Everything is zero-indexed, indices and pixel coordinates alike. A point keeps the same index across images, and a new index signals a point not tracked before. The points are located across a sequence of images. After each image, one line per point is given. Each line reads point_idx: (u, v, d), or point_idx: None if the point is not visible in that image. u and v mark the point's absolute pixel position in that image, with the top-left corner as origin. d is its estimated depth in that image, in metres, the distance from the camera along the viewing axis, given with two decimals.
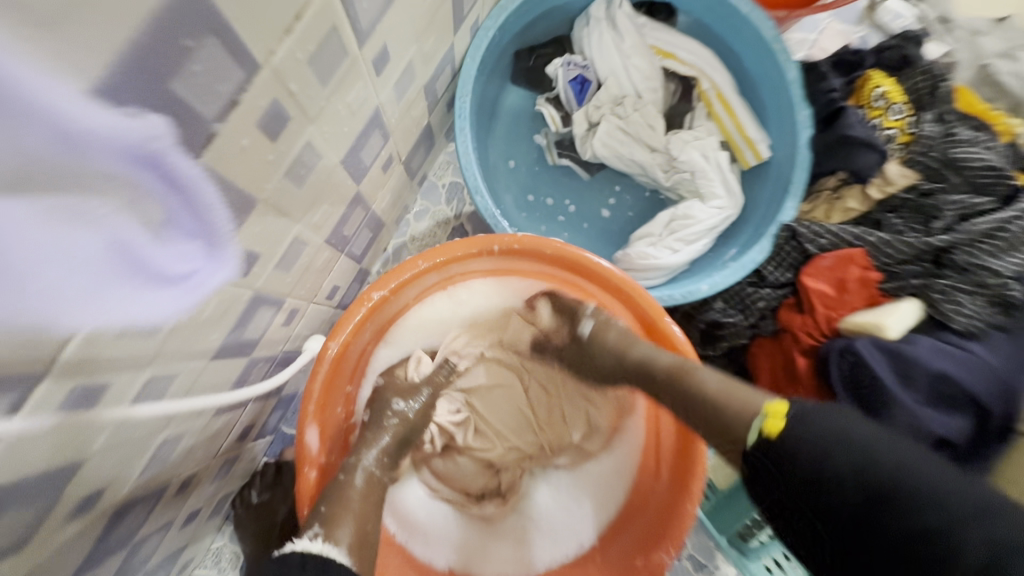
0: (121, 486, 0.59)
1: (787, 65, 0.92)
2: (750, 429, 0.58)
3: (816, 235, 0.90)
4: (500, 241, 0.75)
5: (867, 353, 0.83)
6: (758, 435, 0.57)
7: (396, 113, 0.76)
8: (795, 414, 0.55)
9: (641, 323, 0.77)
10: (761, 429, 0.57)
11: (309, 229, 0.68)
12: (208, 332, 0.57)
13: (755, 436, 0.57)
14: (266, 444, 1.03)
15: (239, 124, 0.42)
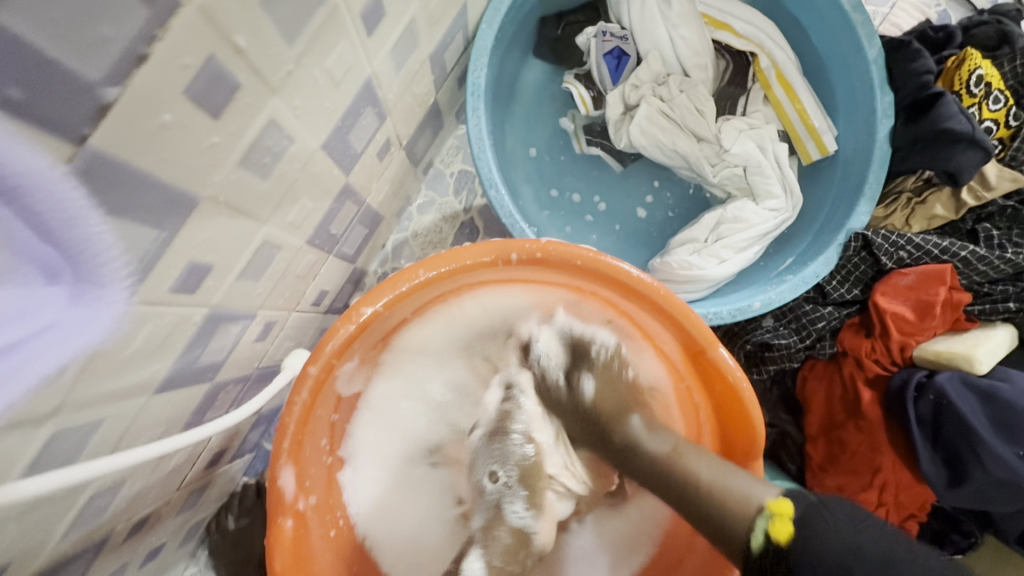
0: (38, 551, 0.47)
1: (867, 40, 0.75)
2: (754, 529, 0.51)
3: (896, 247, 0.75)
4: (519, 248, 0.60)
5: (955, 393, 0.69)
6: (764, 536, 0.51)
7: (395, 87, 0.61)
8: (801, 517, 0.50)
9: (688, 351, 0.62)
10: (767, 532, 0.51)
11: (284, 229, 0.55)
12: (144, 366, 0.44)
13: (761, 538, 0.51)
14: (245, 462, 0.90)
15: (150, 92, 0.29)
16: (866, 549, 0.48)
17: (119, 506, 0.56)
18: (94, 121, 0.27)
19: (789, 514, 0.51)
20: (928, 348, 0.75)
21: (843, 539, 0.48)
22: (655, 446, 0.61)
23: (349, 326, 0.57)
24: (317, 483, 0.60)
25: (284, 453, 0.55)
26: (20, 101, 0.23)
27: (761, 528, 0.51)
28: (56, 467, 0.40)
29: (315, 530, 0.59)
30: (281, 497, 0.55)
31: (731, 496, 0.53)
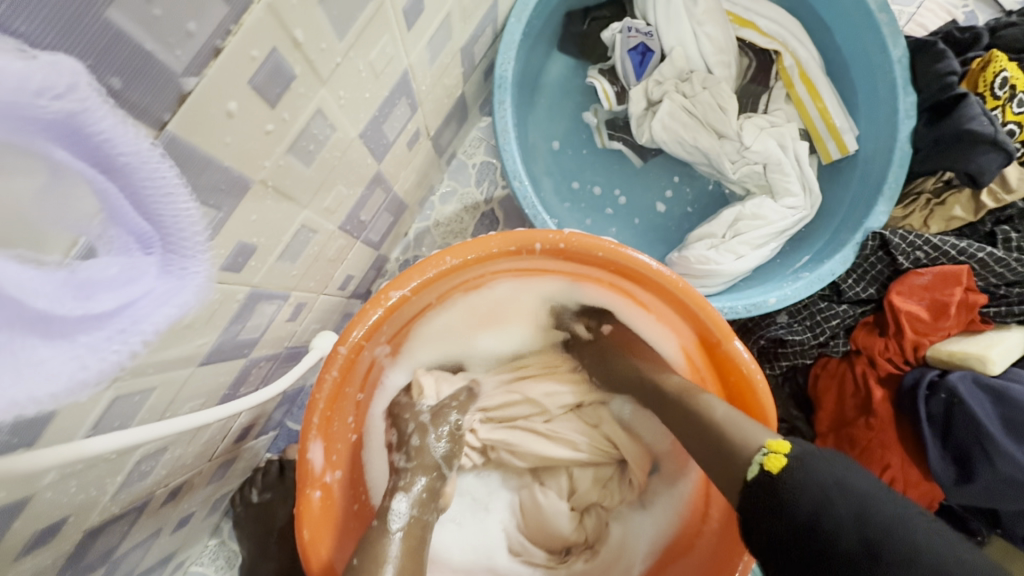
0: (89, 508, 0.50)
1: (892, 41, 0.76)
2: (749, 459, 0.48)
3: (913, 247, 0.76)
4: (543, 239, 0.62)
5: (967, 393, 0.70)
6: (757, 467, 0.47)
7: (427, 79, 0.63)
8: (799, 454, 0.46)
9: (704, 342, 0.64)
10: (761, 463, 0.47)
11: (320, 214, 0.57)
12: (193, 339, 0.47)
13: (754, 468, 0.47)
14: (269, 440, 0.93)
15: (221, 82, 0.31)
16: (854, 486, 0.42)
17: (159, 472, 0.59)
18: (174, 108, 0.29)
19: (785, 451, 0.47)
20: (941, 348, 0.76)
21: (840, 475, 0.43)
22: (676, 382, 0.61)
23: (378, 309, 0.59)
24: (343, 458, 0.62)
25: (313, 427, 0.58)
26: (117, 89, 0.26)
27: (756, 463, 0.47)
28: (114, 428, 0.44)
29: (340, 503, 0.61)
30: (310, 468, 0.57)
31: (726, 436, 0.51)
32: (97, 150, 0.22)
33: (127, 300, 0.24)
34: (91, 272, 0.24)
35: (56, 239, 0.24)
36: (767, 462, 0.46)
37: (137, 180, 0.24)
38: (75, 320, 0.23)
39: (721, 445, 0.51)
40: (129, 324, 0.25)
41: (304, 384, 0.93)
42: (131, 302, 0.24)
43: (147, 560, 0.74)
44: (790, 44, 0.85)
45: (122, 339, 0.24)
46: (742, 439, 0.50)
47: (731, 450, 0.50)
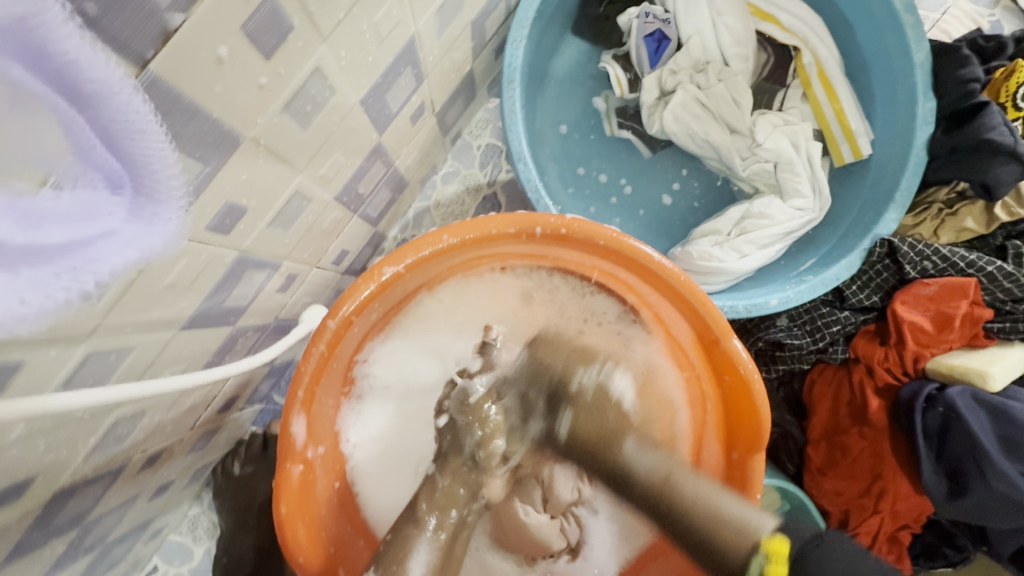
0: (59, 469, 0.49)
1: (915, 44, 0.73)
2: (747, 563, 0.46)
3: (921, 257, 0.74)
4: (544, 223, 0.61)
5: (965, 408, 0.69)
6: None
7: (434, 51, 0.61)
8: None
9: (702, 338, 0.62)
10: (760, 571, 0.45)
11: (315, 182, 0.55)
12: (175, 299, 0.45)
13: (752, 575, 0.45)
14: (254, 412, 0.91)
15: (210, 21, 0.29)
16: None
17: (136, 437, 0.58)
18: (158, 44, 0.27)
19: (784, 554, 0.45)
20: (941, 361, 0.75)
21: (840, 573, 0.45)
22: (648, 466, 0.54)
23: (370, 285, 0.57)
24: (326, 434, 0.62)
25: (298, 401, 0.56)
26: (94, 16, 0.24)
27: (756, 567, 0.45)
28: (87, 386, 0.42)
29: (321, 479, 0.60)
30: (292, 444, 0.56)
31: (728, 520, 0.48)
32: (59, 75, 0.21)
33: (81, 237, 0.23)
34: (42, 202, 0.22)
35: (23, 171, 0.21)
36: (769, 572, 0.45)
37: (106, 113, 0.23)
38: (18, 250, 0.21)
39: (709, 546, 0.48)
40: (82, 263, 0.24)
41: (293, 357, 0.91)
42: (87, 242, 0.23)
43: (124, 526, 0.74)
44: (810, 41, 0.83)
45: (72, 277, 0.24)
46: (736, 531, 0.47)
47: (721, 552, 0.47)
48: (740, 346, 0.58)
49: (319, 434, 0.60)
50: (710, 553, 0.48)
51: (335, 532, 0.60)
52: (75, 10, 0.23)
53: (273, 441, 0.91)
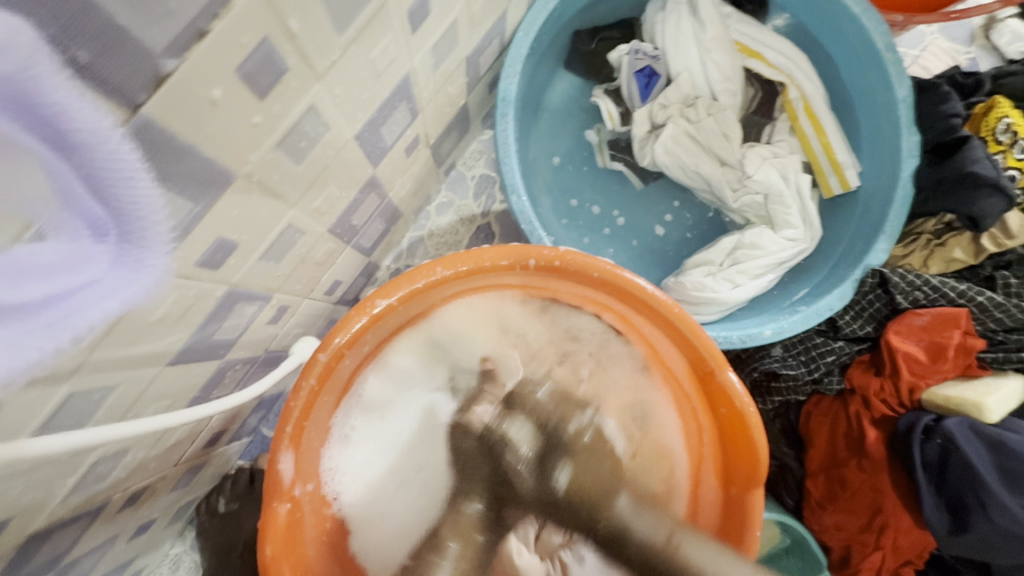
0: (36, 512, 0.47)
1: (898, 81, 0.76)
2: None
3: (913, 287, 0.75)
4: (537, 254, 0.61)
5: (963, 439, 0.68)
6: None
7: (429, 86, 0.62)
8: None
9: (697, 370, 0.62)
10: None
11: (308, 215, 0.55)
12: (162, 336, 0.44)
13: None
14: (241, 446, 0.89)
15: (205, 65, 0.30)
16: None
17: (117, 476, 0.56)
18: (151, 89, 0.27)
19: None
20: (937, 392, 0.74)
21: None
22: (649, 532, 0.58)
23: (362, 317, 0.57)
24: (313, 471, 0.60)
25: (287, 436, 0.55)
26: (86, 62, 0.24)
27: None
28: (67, 427, 0.41)
29: (309, 518, 0.58)
30: (279, 481, 0.54)
31: None
32: (47, 123, 0.21)
33: (60, 290, 0.23)
34: (25, 256, 0.22)
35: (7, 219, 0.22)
36: None
37: (95, 160, 0.22)
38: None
39: None
40: (62, 316, 0.23)
41: (283, 389, 0.89)
42: (69, 292, 0.23)
43: (101, 568, 0.71)
44: (795, 77, 0.85)
45: (49, 333, 0.23)
46: None
47: None
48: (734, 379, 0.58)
49: (307, 472, 0.59)
50: None
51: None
52: (67, 58, 0.23)
53: (261, 476, 0.88)
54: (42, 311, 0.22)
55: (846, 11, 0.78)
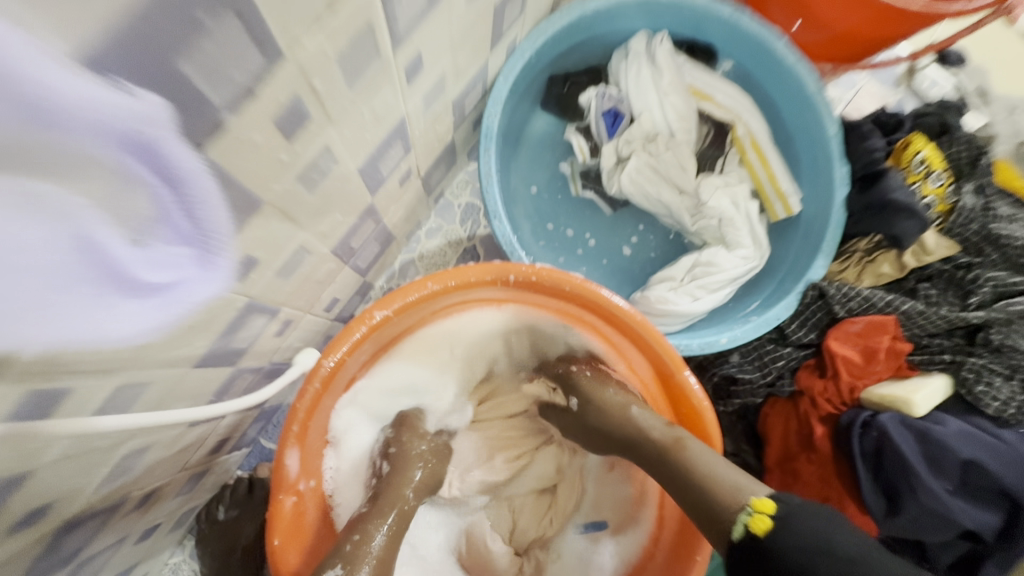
0: (72, 502, 0.52)
1: (828, 120, 0.88)
2: (736, 521, 0.55)
3: (847, 298, 0.85)
4: (517, 271, 0.69)
5: (895, 432, 0.77)
6: (744, 529, 0.54)
7: (421, 125, 0.72)
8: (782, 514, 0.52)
9: (656, 372, 0.70)
10: (747, 524, 0.54)
11: (315, 237, 0.63)
12: (192, 339, 0.51)
13: (740, 530, 0.54)
14: (241, 456, 0.94)
15: (251, 118, 0.38)
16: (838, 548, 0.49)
17: (137, 472, 0.62)
18: (213, 138, 0.36)
19: (769, 510, 0.53)
20: (873, 391, 0.84)
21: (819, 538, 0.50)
22: (658, 435, 0.65)
23: (361, 328, 0.64)
24: (314, 468, 0.67)
25: (292, 436, 0.61)
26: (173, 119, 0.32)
27: (742, 521, 0.54)
28: (111, 417, 0.47)
29: (309, 510, 0.66)
30: (285, 475, 0.61)
31: (728, 483, 0.58)
32: (164, 164, 0.32)
33: (171, 280, 0.37)
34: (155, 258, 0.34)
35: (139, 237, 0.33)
36: (754, 521, 0.53)
37: (190, 186, 0.35)
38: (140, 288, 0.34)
39: (706, 504, 0.58)
40: (167, 297, 0.38)
41: (282, 401, 0.95)
42: (173, 282, 0.37)
43: (109, 570, 0.75)
44: (742, 116, 0.96)
45: (160, 308, 0.38)
46: (733, 496, 0.56)
47: (721, 508, 0.56)
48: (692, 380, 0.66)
49: (308, 468, 0.66)
50: (714, 517, 0.57)
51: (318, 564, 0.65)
52: None
53: (260, 484, 0.94)
54: (167, 292, 0.37)
55: (783, 62, 0.89)
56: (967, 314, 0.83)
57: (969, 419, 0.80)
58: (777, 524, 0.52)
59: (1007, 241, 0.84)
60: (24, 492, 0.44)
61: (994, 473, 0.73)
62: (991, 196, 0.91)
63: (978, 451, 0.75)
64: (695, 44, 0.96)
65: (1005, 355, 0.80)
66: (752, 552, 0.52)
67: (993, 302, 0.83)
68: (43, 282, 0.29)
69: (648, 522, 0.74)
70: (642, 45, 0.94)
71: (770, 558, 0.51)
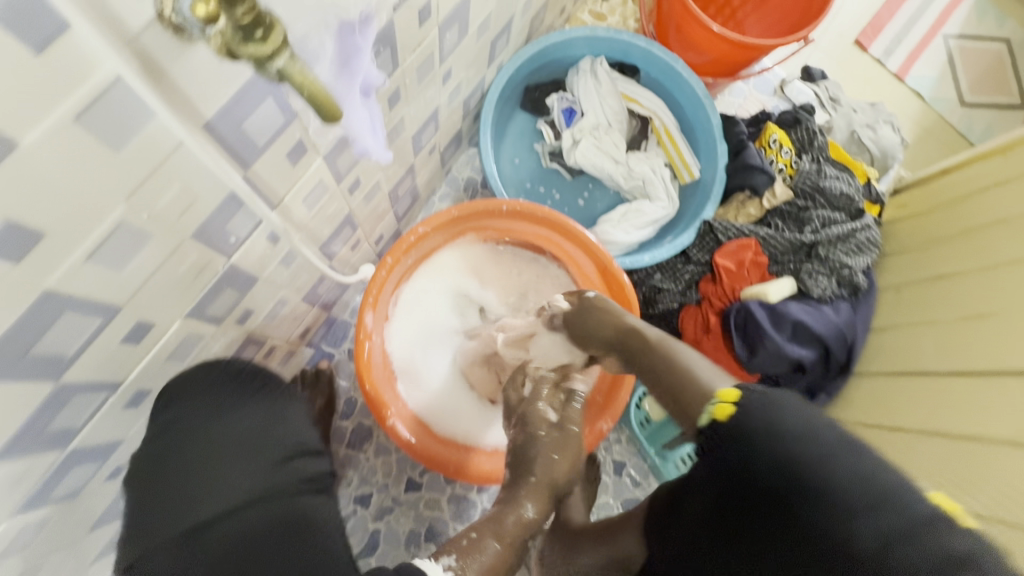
0: (252, 323, 0.88)
1: (712, 114, 1.33)
2: (705, 411, 0.69)
3: (726, 228, 1.29)
4: (506, 204, 1.12)
5: (754, 308, 1.20)
6: (709, 416, 0.69)
7: (445, 113, 1.12)
8: (740, 402, 0.65)
9: (597, 266, 1.13)
10: (713, 412, 0.68)
11: (385, 179, 1.03)
12: (325, 225, 0.90)
13: (707, 417, 0.69)
14: (310, 355, 1.30)
15: (383, 95, 0.78)
16: (784, 425, 0.61)
17: (275, 323, 0.98)
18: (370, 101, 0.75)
19: (731, 399, 0.67)
20: (746, 289, 1.25)
21: (778, 420, 0.62)
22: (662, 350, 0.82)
23: (410, 238, 1.08)
24: (379, 329, 1.09)
25: (369, 303, 1.05)
26: None
27: (709, 414, 0.68)
28: (289, 261, 0.84)
29: (377, 354, 1.07)
30: (365, 326, 1.04)
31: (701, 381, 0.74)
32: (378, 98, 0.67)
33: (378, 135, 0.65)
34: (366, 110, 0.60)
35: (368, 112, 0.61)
36: (719, 409, 0.67)
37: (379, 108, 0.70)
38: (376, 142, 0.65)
39: (682, 389, 0.75)
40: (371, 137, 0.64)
41: (338, 315, 1.32)
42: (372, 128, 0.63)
43: None
44: (659, 112, 1.39)
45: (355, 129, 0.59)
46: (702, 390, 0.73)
47: (688, 394, 0.74)
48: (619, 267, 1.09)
49: (376, 328, 1.08)
50: (679, 400, 0.75)
51: (384, 384, 1.06)
52: None
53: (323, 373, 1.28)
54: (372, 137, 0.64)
55: (680, 75, 1.34)
56: (803, 236, 1.28)
57: (804, 301, 1.24)
58: (737, 408, 0.65)
59: (828, 190, 1.29)
60: (249, 296, 0.80)
61: (811, 328, 1.19)
62: (822, 163, 1.33)
63: (805, 316, 1.19)
64: (623, 65, 1.40)
65: (828, 262, 1.26)
66: (718, 431, 0.67)
67: (821, 228, 1.28)
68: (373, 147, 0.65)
69: (594, 370, 1.16)
70: (588, 65, 1.38)
71: (728, 433, 0.65)
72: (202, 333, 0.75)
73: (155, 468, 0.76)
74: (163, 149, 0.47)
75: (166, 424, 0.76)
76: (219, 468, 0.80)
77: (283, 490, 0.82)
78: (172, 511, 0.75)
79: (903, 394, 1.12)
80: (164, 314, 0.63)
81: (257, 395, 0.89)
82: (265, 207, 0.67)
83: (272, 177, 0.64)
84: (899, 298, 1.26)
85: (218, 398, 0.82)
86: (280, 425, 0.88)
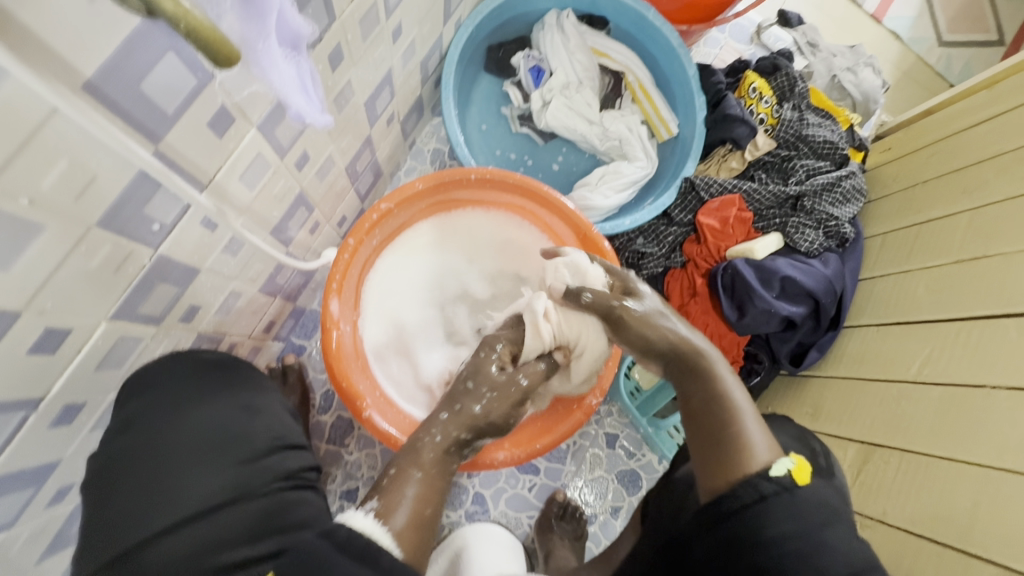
0: (203, 319, 0.81)
1: (688, 64, 1.24)
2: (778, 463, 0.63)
3: (709, 184, 1.24)
4: (475, 172, 1.05)
5: (741, 266, 1.15)
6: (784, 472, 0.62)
7: (401, 76, 1.03)
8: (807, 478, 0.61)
9: (576, 234, 1.06)
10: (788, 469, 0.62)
11: (338, 152, 0.94)
12: (271, 209, 0.80)
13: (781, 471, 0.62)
14: (278, 348, 1.22)
15: (319, 54, 0.69)
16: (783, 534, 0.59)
17: (231, 316, 0.89)
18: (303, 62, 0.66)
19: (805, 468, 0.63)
20: (732, 249, 1.20)
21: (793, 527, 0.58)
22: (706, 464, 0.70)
23: (373, 214, 1.00)
24: (348, 318, 1.00)
25: (334, 289, 0.97)
26: None
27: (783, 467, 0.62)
28: (235, 249, 0.76)
29: (347, 341, 0.99)
30: (331, 314, 0.96)
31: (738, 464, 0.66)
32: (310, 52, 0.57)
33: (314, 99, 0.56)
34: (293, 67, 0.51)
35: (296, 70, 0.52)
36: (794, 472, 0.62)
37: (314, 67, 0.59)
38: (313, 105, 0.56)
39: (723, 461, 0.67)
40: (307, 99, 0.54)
41: (305, 305, 1.24)
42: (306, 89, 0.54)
43: None
44: (631, 66, 1.30)
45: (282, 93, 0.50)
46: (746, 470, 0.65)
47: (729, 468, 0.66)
48: (598, 233, 1.02)
49: (344, 315, 0.99)
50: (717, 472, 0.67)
51: (352, 375, 0.97)
52: None
53: (292, 369, 1.19)
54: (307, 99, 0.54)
55: (653, 25, 1.25)
56: (788, 188, 1.22)
57: (791, 256, 1.19)
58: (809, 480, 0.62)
59: (811, 138, 1.23)
60: (190, 291, 0.72)
61: (800, 283, 1.14)
62: (804, 110, 1.27)
63: (795, 271, 1.15)
64: (592, 17, 1.31)
65: (815, 214, 1.20)
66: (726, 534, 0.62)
67: (806, 179, 1.22)
68: (310, 112, 0.55)
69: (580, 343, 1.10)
70: (553, 19, 1.28)
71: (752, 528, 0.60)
72: (139, 336, 0.67)
73: (108, 473, 0.67)
74: (32, 115, 0.39)
75: (130, 426, 0.69)
76: (176, 471, 0.69)
77: (254, 491, 0.71)
78: (124, 521, 0.65)
79: (893, 339, 1.09)
80: (81, 315, 0.55)
81: (233, 373, 0.80)
82: (191, 188, 0.58)
83: (198, 156, 0.57)
84: (887, 245, 1.23)
85: (183, 390, 0.73)
86: (253, 420, 0.77)
